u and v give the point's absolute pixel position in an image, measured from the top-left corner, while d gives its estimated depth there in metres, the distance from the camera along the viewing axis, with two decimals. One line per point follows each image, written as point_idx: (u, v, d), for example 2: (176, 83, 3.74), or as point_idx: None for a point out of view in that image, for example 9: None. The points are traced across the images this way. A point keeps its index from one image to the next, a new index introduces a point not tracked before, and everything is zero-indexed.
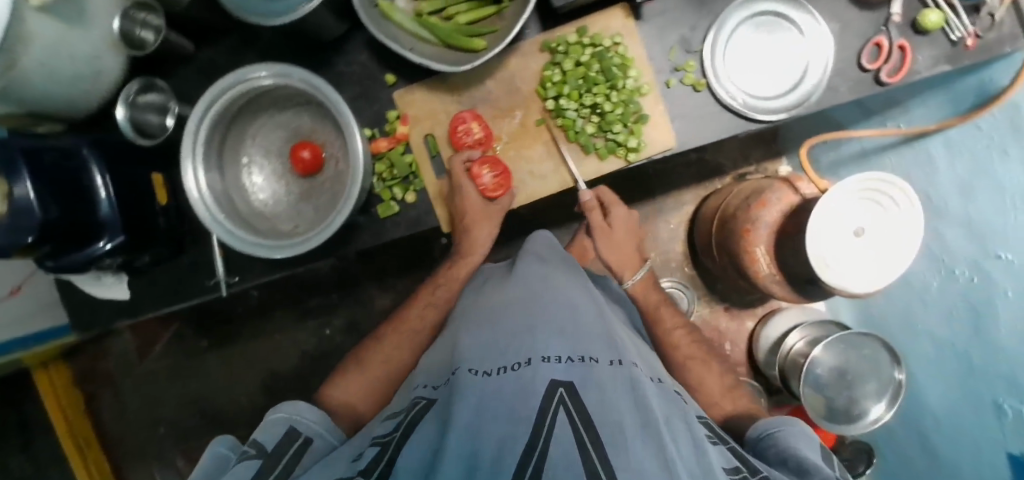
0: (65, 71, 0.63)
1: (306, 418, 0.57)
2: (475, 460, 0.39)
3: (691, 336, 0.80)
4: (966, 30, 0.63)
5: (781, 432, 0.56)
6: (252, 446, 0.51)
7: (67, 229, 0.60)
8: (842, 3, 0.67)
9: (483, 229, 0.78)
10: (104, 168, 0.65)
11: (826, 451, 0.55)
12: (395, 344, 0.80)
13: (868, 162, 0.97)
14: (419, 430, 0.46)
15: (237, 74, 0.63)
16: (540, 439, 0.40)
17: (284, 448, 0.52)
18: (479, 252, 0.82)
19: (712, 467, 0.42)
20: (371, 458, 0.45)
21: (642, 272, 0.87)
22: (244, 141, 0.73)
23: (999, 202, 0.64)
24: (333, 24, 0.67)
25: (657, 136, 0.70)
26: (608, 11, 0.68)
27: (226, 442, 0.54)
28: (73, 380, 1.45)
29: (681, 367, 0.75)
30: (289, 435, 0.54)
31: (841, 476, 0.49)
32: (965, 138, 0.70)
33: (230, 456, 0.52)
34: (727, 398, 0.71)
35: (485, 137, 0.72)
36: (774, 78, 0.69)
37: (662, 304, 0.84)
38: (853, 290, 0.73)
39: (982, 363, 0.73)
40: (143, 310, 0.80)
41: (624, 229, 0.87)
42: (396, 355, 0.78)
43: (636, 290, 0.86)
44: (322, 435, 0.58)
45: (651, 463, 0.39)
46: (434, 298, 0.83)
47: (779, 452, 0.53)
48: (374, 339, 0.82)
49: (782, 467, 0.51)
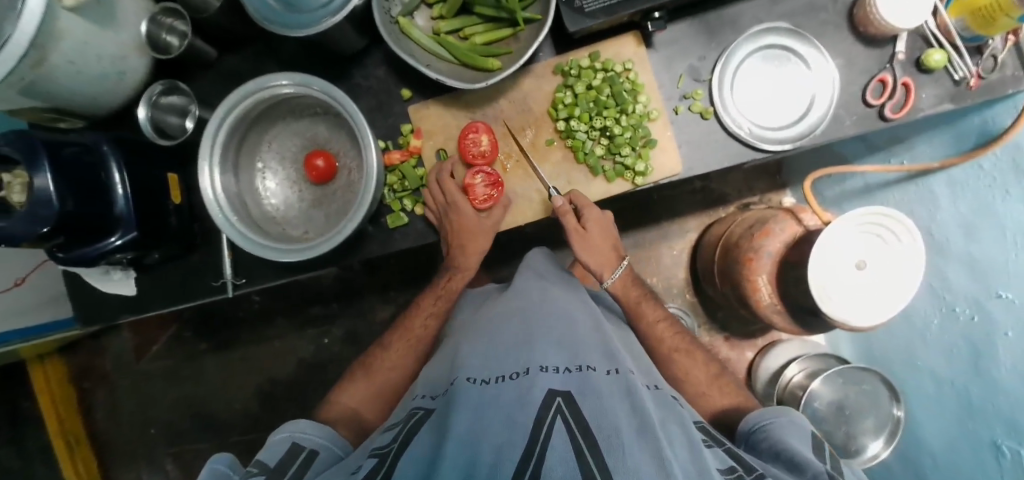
0: (91, 70, 0.65)
1: (308, 432, 0.58)
2: (474, 466, 0.39)
3: (674, 328, 0.78)
4: (969, 70, 0.65)
5: (771, 424, 0.56)
6: (257, 465, 0.50)
7: (81, 223, 0.62)
8: (848, 41, 0.69)
9: (479, 241, 0.76)
10: (122, 164, 0.66)
11: (817, 439, 0.54)
12: (401, 351, 0.79)
13: (872, 197, 0.98)
14: (417, 440, 0.46)
15: (259, 81, 0.65)
16: (538, 446, 0.40)
17: (285, 465, 0.52)
18: (473, 267, 0.81)
19: (707, 470, 0.42)
20: (369, 468, 0.45)
21: (622, 269, 0.80)
22: (261, 146, 0.75)
23: (1000, 241, 0.64)
24: (354, 38, 0.70)
25: (665, 160, 0.71)
26: (620, 38, 0.71)
27: (224, 460, 0.52)
28: (68, 376, 1.44)
29: (666, 359, 0.74)
30: (292, 452, 0.55)
31: (833, 469, 0.48)
32: (967, 176, 0.72)
33: (229, 473, 0.50)
34: (714, 388, 0.71)
35: (490, 148, 0.73)
36: (780, 110, 0.71)
37: (643, 298, 0.79)
38: (856, 323, 0.72)
39: (981, 401, 0.72)
40: (150, 307, 0.81)
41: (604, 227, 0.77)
42: (397, 365, 0.78)
43: (616, 288, 0.79)
44: (328, 447, 0.58)
45: (648, 465, 0.39)
46: (435, 308, 0.83)
47: (772, 445, 0.53)
48: (380, 346, 0.81)
49: (775, 461, 0.50)
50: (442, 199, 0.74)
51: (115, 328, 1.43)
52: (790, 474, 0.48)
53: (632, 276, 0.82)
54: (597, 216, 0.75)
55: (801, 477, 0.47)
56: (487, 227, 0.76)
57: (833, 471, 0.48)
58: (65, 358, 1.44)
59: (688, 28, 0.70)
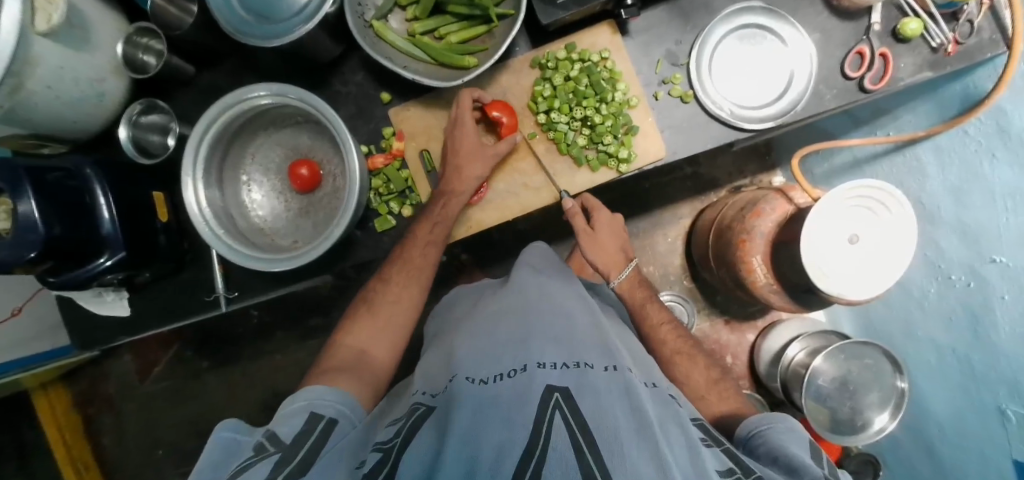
0: (70, 95, 0.65)
1: (326, 402, 0.57)
2: (474, 464, 0.39)
3: (677, 331, 0.77)
4: (945, 36, 0.65)
5: (769, 430, 0.55)
6: (271, 439, 0.49)
7: (70, 246, 0.62)
8: (824, 15, 0.69)
9: (475, 166, 0.70)
10: (107, 186, 0.66)
11: (814, 446, 0.54)
12: (396, 294, 0.75)
13: (861, 171, 0.98)
14: (417, 438, 0.46)
15: (237, 93, 0.65)
16: (538, 445, 0.40)
17: (302, 438, 0.50)
18: (464, 194, 0.71)
19: (705, 472, 0.42)
20: (372, 464, 0.44)
21: (630, 271, 0.82)
22: (244, 158, 0.75)
23: (991, 206, 0.64)
24: (330, 45, 0.70)
25: (647, 145, 0.71)
26: (596, 28, 0.71)
27: (233, 427, 0.52)
28: (72, 403, 1.44)
29: (668, 363, 0.74)
30: (312, 419, 0.54)
31: (830, 475, 0.48)
32: (953, 144, 0.72)
33: (239, 440, 0.51)
34: (712, 392, 0.69)
35: (509, 127, 0.72)
36: (761, 88, 0.71)
37: (649, 300, 0.80)
38: (852, 297, 0.72)
39: (983, 369, 0.72)
40: (143, 328, 0.81)
41: (613, 228, 0.83)
42: (400, 299, 0.75)
43: (624, 288, 0.82)
44: (345, 414, 0.57)
45: (647, 465, 0.39)
46: (432, 238, 0.72)
47: (769, 451, 0.52)
48: (380, 278, 0.77)
49: (772, 466, 0.50)
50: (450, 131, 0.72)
51: (116, 352, 1.43)
52: (787, 477, 0.48)
53: (639, 278, 0.84)
54: (608, 216, 0.83)
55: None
56: (487, 152, 0.70)
57: (831, 476, 0.48)
58: (68, 384, 1.44)
59: (662, 13, 0.70)
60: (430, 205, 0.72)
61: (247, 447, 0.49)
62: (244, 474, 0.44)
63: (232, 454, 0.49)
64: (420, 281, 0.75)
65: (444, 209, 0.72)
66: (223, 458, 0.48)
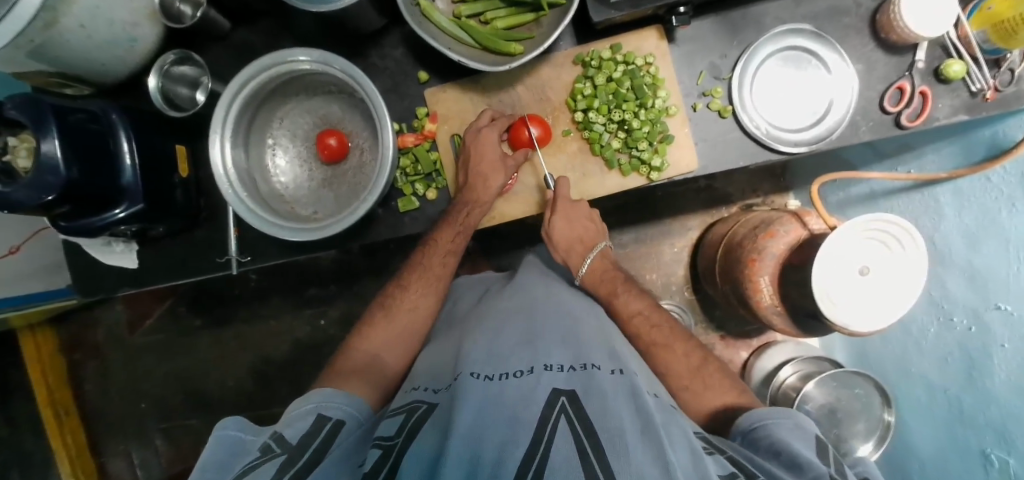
0: (101, 37, 0.63)
1: (332, 404, 0.56)
2: (476, 464, 0.39)
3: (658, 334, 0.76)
4: (986, 82, 0.65)
5: (773, 424, 0.54)
6: (276, 441, 0.49)
7: (88, 192, 0.60)
8: (869, 46, 0.69)
9: (498, 176, 0.71)
10: (131, 133, 0.65)
11: (820, 443, 0.52)
12: (418, 289, 0.77)
13: (876, 204, 0.99)
14: (421, 437, 0.45)
15: (276, 56, 0.64)
16: (540, 449, 0.39)
17: (309, 439, 0.50)
18: (489, 202, 0.72)
19: (707, 474, 0.41)
20: (373, 462, 0.44)
21: (595, 255, 0.79)
22: (272, 122, 0.74)
23: (1003, 251, 0.65)
24: (374, 18, 0.68)
25: (681, 158, 0.71)
26: (642, 31, 0.70)
27: (236, 424, 0.52)
28: (59, 347, 1.42)
29: None
30: (318, 422, 0.53)
31: (836, 473, 0.47)
32: (974, 188, 0.72)
33: (244, 438, 0.51)
34: (697, 380, 0.65)
35: (536, 142, 0.72)
36: (799, 112, 0.71)
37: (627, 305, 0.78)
38: (855, 329, 0.74)
39: (975, 411, 0.74)
40: (151, 281, 0.80)
41: (573, 218, 0.74)
42: (416, 306, 0.76)
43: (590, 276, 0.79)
44: (352, 417, 0.57)
45: (650, 467, 0.39)
46: (452, 247, 0.74)
47: (772, 443, 0.51)
48: (410, 265, 0.79)
49: (773, 461, 0.49)
50: (474, 137, 0.71)
51: (109, 301, 1.41)
52: (790, 474, 0.47)
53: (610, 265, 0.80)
54: (569, 206, 0.73)
55: (801, 478, 0.46)
56: (507, 164, 0.72)
57: (835, 474, 0.47)
58: (57, 329, 1.42)
59: (710, 25, 0.70)
60: (451, 211, 0.73)
61: (254, 447, 0.49)
62: (249, 475, 0.44)
63: (237, 452, 0.49)
64: (437, 281, 0.77)
65: (469, 211, 0.72)
66: (227, 455, 0.49)
